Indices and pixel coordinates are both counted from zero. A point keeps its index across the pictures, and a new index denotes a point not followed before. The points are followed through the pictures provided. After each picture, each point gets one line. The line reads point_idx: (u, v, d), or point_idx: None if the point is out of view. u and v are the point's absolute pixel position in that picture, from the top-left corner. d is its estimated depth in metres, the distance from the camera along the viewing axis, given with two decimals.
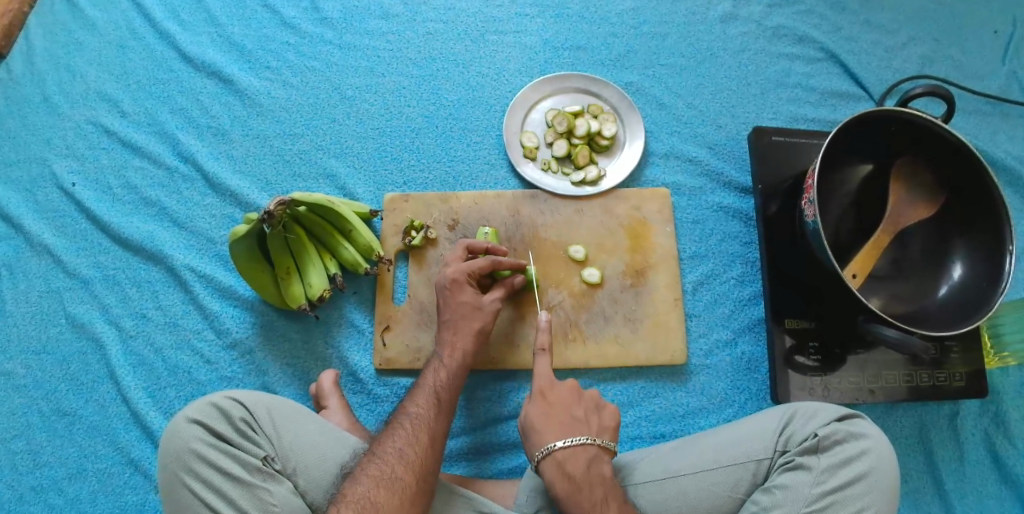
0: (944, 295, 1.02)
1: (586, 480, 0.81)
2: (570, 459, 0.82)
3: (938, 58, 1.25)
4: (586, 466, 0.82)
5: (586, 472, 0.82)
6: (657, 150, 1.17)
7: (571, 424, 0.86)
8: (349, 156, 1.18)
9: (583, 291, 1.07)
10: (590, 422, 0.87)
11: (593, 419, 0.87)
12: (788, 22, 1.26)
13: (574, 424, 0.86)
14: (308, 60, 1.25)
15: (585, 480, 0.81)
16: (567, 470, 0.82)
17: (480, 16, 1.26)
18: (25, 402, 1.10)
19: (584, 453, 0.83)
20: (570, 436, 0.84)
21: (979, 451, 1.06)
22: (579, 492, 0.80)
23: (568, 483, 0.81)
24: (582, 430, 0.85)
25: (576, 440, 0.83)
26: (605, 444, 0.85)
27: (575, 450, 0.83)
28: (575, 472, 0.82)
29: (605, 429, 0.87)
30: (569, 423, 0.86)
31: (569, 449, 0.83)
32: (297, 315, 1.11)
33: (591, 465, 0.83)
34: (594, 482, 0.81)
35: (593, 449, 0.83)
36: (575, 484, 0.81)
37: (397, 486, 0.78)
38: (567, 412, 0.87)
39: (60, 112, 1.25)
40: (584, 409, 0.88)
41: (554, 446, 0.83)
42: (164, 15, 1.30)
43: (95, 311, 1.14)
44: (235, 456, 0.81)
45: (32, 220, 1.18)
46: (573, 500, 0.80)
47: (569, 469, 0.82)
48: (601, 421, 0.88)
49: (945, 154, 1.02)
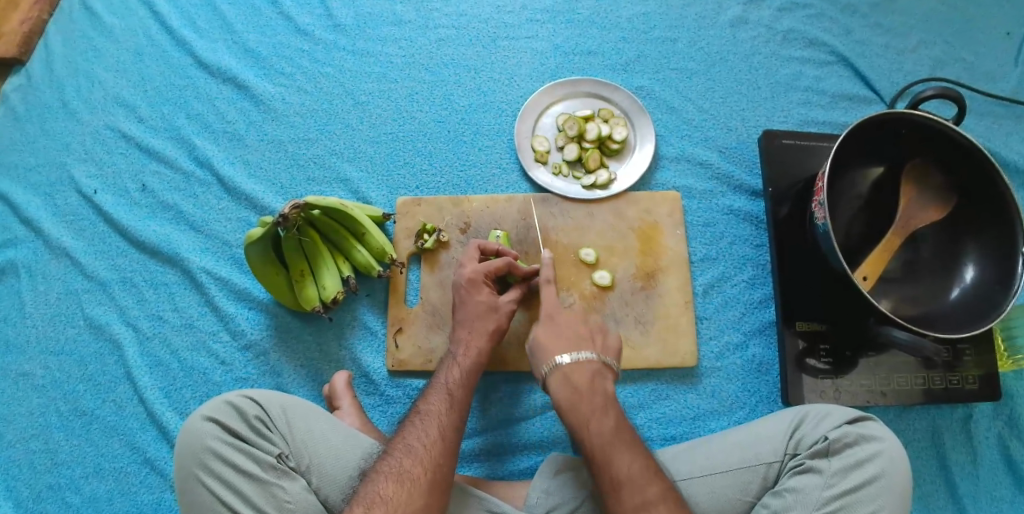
0: (955, 297, 1.02)
1: (590, 391, 0.89)
2: (574, 371, 0.91)
3: (949, 60, 1.25)
4: (589, 376, 0.90)
5: (588, 382, 0.90)
6: (668, 153, 1.18)
7: (577, 340, 0.94)
8: (362, 160, 1.20)
9: (594, 294, 1.07)
10: (596, 342, 0.95)
11: (598, 341, 0.96)
12: (798, 26, 1.26)
13: (580, 340, 0.94)
14: (322, 66, 1.26)
15: (586, 390, 0.89)
16: (571, 380, 0.90)
17: (491, 21, 1.27)
18: (43, 402, 1.12)
19: (589, 366, 0.91)
20: (575, 353, 0.92)
21: (993, 455, 1.06)
22: (579, 397, 0.88)
23: (569, 390, 0.89)
24: (588, 348, 0.94)
25: (580, 356, 0.92)
26: (608, 362, 0.93)
27: (580, 364, 0.91)
28: (580, 382, 0.90)
29: (610, 350, 0.96)
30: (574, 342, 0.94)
31: (575, 363, 0.91)
32: (311, 317, 1.12)
33: (594, 378, 0.90)
34: (596, 391, 0.89)
35: (598, 364, 0.91)
36: (577, 391, 0.89)
37: (407, 480, 0.79)
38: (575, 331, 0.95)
39: (79, 117, 1.28)
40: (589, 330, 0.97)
41: (561, 360, 0.91)
42: (180, 23, 1.32)
43: (112, 313, 1.16)
44: (250, 453, 0.83)
45: (51, 224, 1.21)
46: (575, 405, 0.88)
47: (574, 379, 0.90)
48: (606, 343, 0.96)
49: (955, 154, 1.02)
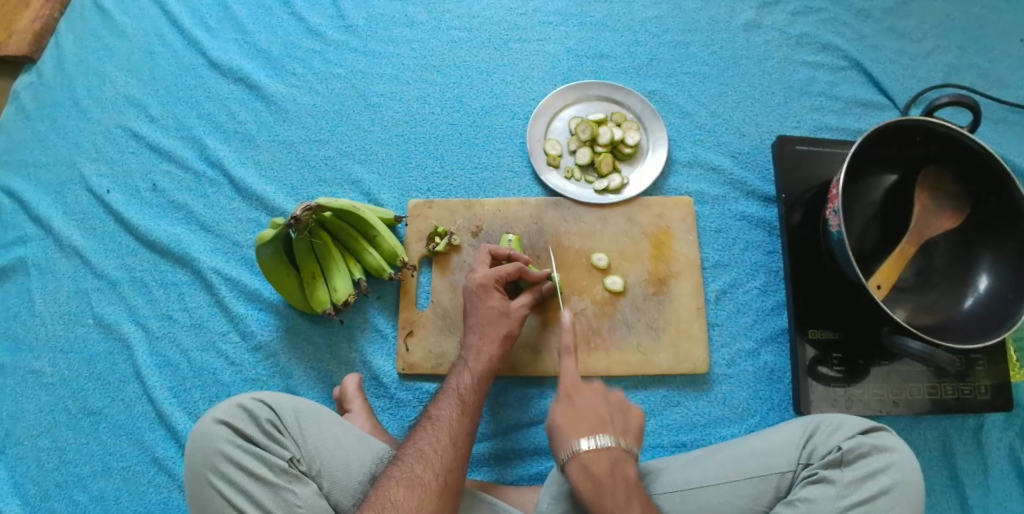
0: (969, 306, 1.01)
1: (611, 481, 0.79)
2: (595, 460, 0.80)
3: (964, 67, 1.24)
4: (609, 466, 0.80)
5: (610, 473, 0.80)
6: (681, 158, 1.17)
7: (578, 343, 0.94)
8: (374, 162, 1.19)
9: (606, 299, 1.07)
10: None
11: None
12: (812, 31, 1.25)
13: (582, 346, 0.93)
14: (333, 67, 1.26)
15: (608, 480, 0.79)
16: (591, 470, 0.80)
17: (504, 23, 1.27)
18: (51, 400, 1.12)
19: (607, 453, 0.81)
20: (571, 353, 0.93)
21: (1004, 465, 1.05)
22: (602, 490, 0.78)
23: (591, 483, 0.79)
24: (588, 352, 0.93)
25: (599, 442, 0.81)
26: (631, 447, 0.82)
27: (599, 451, 0.81)
28: (599, 472, 0.80)
29: (631, 431, 0.85)
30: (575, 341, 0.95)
31: (595, 450, 0.81)
32: (321, 319, 1.12)
33: (616, 465, 0.80)
34: (618, 480, 0.79)
35: (617, 450, 0.81)
36: (598, 483, 0.79)
37: (417, 486, 0.79)
38: (577, 334, 0.95)
39: (90, 116, 1.27)
40: None
41: (580, 447, 0.81)
42: (192, 22, 1.32)
43: (122, 312, 1.15)
44: (262, 457, 0.82)
45: (61, 222, 1.21)
46: (597, 499, 0.78)
47: (592, 467, 0.80)
48: (627, 423, 0.85)
49: (971, 163, 1.02)
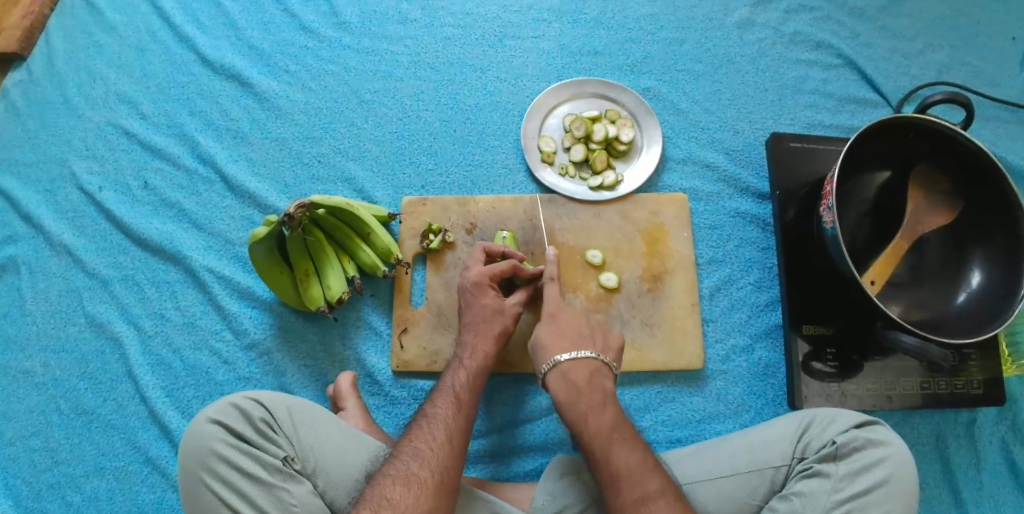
0: (961, 303, 1.02)
1: (589, 388, 0.90)
2: (573, 370, 0.92)
3: (955, 64, 1.25)
4: (587, 375, 0.92)
5: (587, 381, 0.91)
6: (675, 155, 1.17)
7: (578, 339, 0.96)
8: (368, 160, 1.19)
9: (601, 296, 1.07)
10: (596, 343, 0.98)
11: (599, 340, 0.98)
12: (804, 29, 1.26)
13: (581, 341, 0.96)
14: (327, 64, 1.25)
15: (584, 388, 0.90)
16: (570, 378, 0.91)
17: (498, 21, 1.27)
18: (42, 399, 1.11)
19: (586, 365, 0.93)
20: (575, 353, 0.94)
21: (997, 458, 1.06)
22: (579, 395, 0.90)
23: (569, 389, 0.91)
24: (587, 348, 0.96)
25: (579, 355, 0.93)
26: (608, 363, 0.94)
27: (579, 362, 0.93)
28: (579, 381, 0.91)
29: (610, 350, 0.97)
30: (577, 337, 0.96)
31: (574, 361, 0.93)
32: (315, 317, 1.12)
33: (594, 376, 0.92)
34: (594, 389, 0.90)
35: (595, 363, 0.93)
36: (576, 389, 0.90)
37: (413, 483, 0.79)
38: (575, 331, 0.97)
39: (81, 113, 1.26)
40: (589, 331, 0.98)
41: (561, 359, 0.93)
42: (183, 19, 1.31)
43: (114, 311, 1.15)
44: (256, 457, 0.82)
45: (51, 220, 1.20)
46: (574, 403, 0.89)
47: (573, 376, 0.91)
48: (606, 343, 0.98)
49: (963, 161, 1.03)
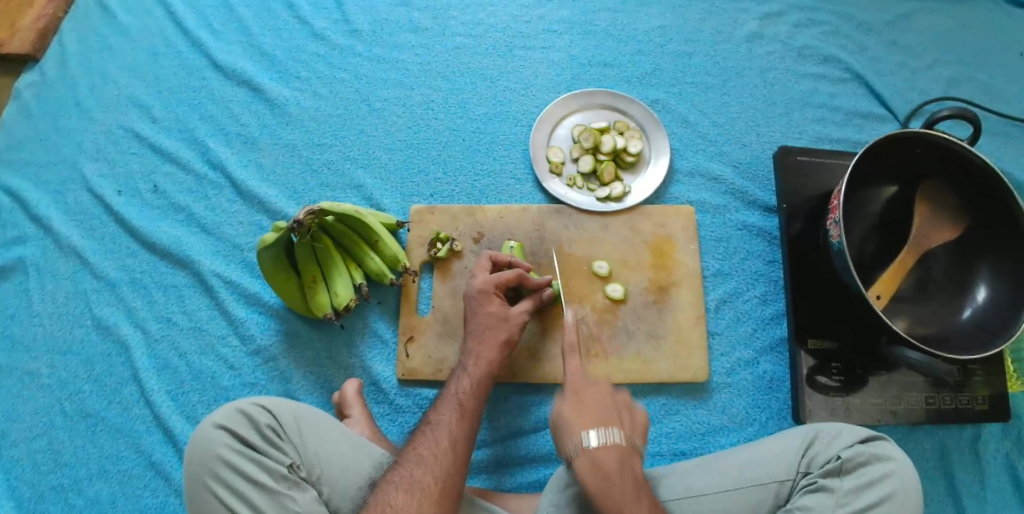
0: (967, 318, 1.02)
1: (620, 478, 0.77)
2: (603, 454, 0.79)
3: (965, 80, 1.25)
4: (618, 460, 0.79)
5: (617, 465, 0.78)
6: (683, 167, 1.18)
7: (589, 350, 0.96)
8: (377, 167, 1.19)
9: (607, 307, 1.07)
10: None
11: None
12: (814, 43, 1.26)
13: None
14: (338, 71, 1.26)
15: (616, 474, 0.78)
16: (601, 464, 0.78)
17: (509, 31, 1.27)
18: (47, 401, 1.11)
19: (615, 446, 0.80)
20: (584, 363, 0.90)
21: (1001, 476, 1.06)
22: (610, 485, 0.77)
23: (598, 476, 0.78)
24: None
25: (609, 435, 0.80)
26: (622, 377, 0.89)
27: (608, 446, 0.79)
28: (609, 467, 0.78)
29: None
30: (587, 350, 0.96)
31: (602, 446, 0.79)
32: (321, 324, 1.12)
33: (605, 387, 0.86)
34: (626, 476, 0.78)
35: (625, 445, 0.79)
36: (607, 477, 0.78)
37: (417, 490, 0.79)
38: None
39: (92, 116, 1.27)
40: None
41: (588, 441, 0.79)
42: (196, 24, 1.32)
43: (121, 314, 1.15)
44: (261, 463, 0.82)
45: (60, 222, 1.20)
46: (604, 493, 0.77)
47: (601, 461, 0.78)
48: (632, 419, 0.84)
49: (969, 176, 1.03)
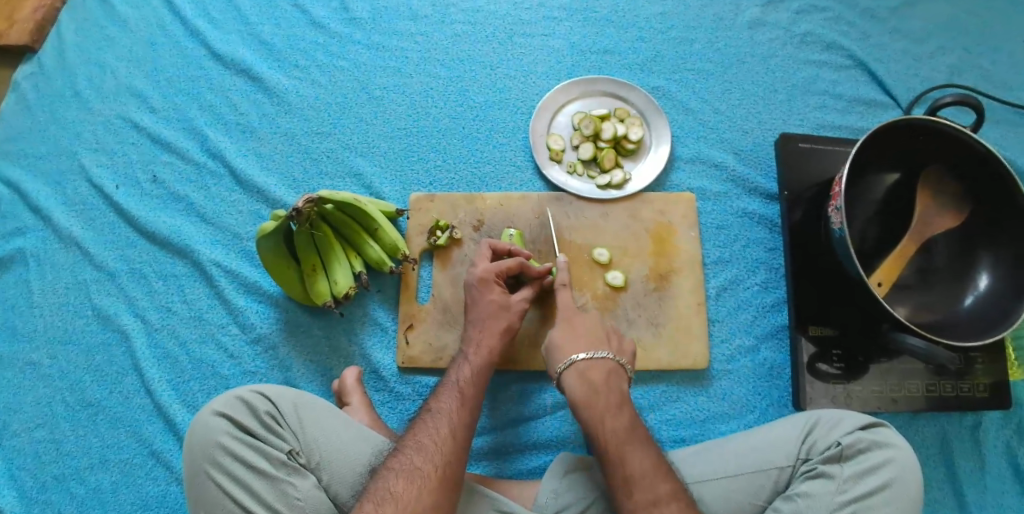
0: (969, 305, 1.02)
1: (605, 389, 0.90)
2: (591, 370, 0.92)
3: (967, 67, 1.24)
4: (605, 375, 0.91)
5: (605, 381, 0.91)
6: (683, 155, 1.17)
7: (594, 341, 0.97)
8: (376, 155, 1.19)
9: (607, 294, 1.07)
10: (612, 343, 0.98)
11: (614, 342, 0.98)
12: (816, 29, 1.25)
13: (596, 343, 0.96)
14: (336, 59, 1.25)
15: (604, 387, 0.90)
16: (589, 378, 0.91)
17: (508, 18, 1.26)
18: (49, 391, 1.11)
19: (603, 365, 0.93)
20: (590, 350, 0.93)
21: (1001, 464, 1.06)
22: (596, 394, 0.89)
23: (586, 388, 0.90)
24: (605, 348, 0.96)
25: (596, 354, 0.93)
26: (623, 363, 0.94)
27: (596, 363, 0.92)
28: (596, 380, 0.90)
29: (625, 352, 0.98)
30: (593, 338, 0.97)
31: (590, 361, 0.92)
32: (321, 312, 1.12)
33: (609, 376, 0.92)
34: (611, 389, 0.90)
35: (612, 363, 0.92)
36: (594, 389, 0.90)
37: (416, 477, 0.79)
38: (589, 333, 0.97)
39: (91, 106, 1.27)
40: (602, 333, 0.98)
41: (576, 358, 0.93)
42: (194, 13, 1.31)
43: (121, 304, 1.15)
44: (260, 450, 0.82)
45: (60, 212, 1.20)
46: (589, 404, 0.89)
47: (589, 376, 0.91)
48: (621, 345, 0.99)
49: (971, 163, 1.02)
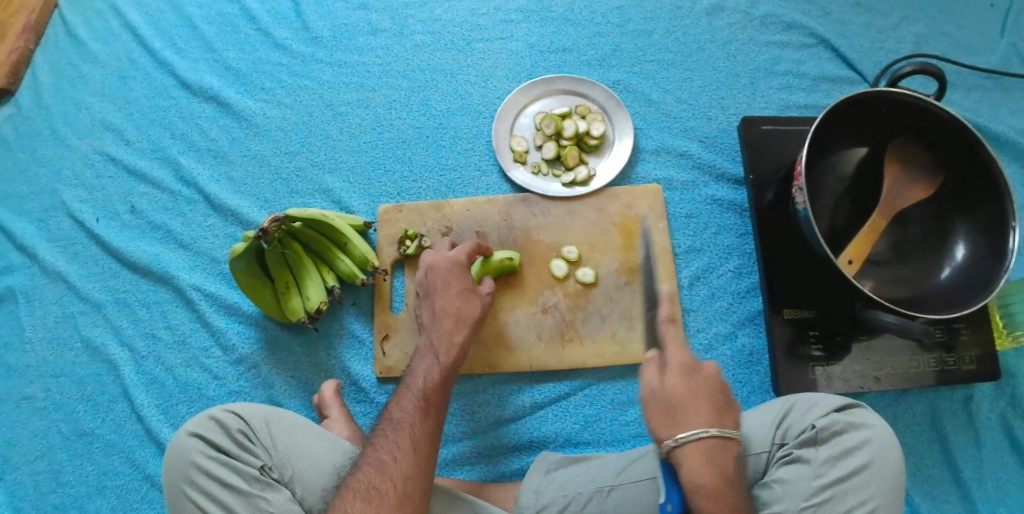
0: (947, 276, 1.00)
1: None
2: (719, 450, 0.76)
3: (933, 35, 1.22)
4: (734, 461, 0.77)
5: (733, 467, 0.76)
6: (648, 146, 1.17)
7: (716, 414, 0.79)
8: (344, 171, 1.20)
9: (578, 291, 1.07)
10: (732, 415, 0.81)
11: (733, 411, 0.81)
12: (775, 11, 1.24)
13: (721, 412, 0.79)
14: (301, 79, 1.27)
15: (733, 477, 0.75)
16: (718, 463, 0.75)
17: (466, 24, 1.27)
18: (44, 424, 1.14)
19: (732, 446, 0.77)
20: (720, 428, 0.77)
21: (997, 435, 1.04)
22: (728, 486, 0.74)
23: (718, 476, 0.74)
24: (728, 421, 0.79)
25: (727, 432, 0.77)
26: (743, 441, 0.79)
27: None
28: (726, 467, 0.75)
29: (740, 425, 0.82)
30: (716, 411, 0.79)
31: (720, 438, 0.76)
32: (299, 329, 1.13)
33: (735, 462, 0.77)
34: (738, 479, 0.76)
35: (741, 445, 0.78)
36: (725, 478, 0.74)
37: (374, 498, 0.77)
38: (713, 401, 0.80)
39: (69, 143, 1.29)
40: (723, 400, 0.81)
41: (706, 433, 0.76)
42: (161, 45, 1.33)
43: (108, 334, 1.17)
44: (232, 467, 0.83)
45: (45, 249, 1.22)
46: (722, 494, 0.73)
47: (720, 460, 0.75)
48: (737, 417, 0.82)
49: (939, 131, 1.00)
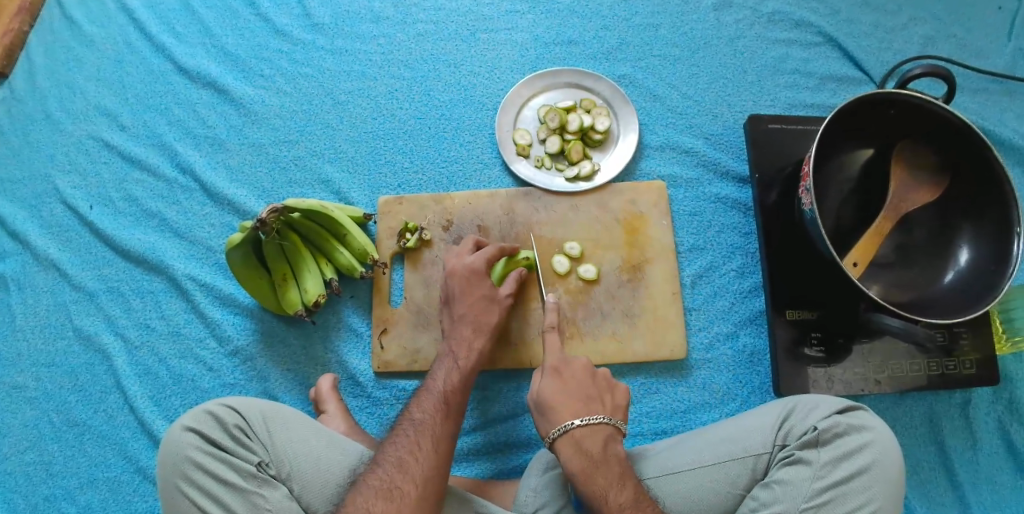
0: (950, 281, 0.99)
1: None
2: (587, 437, 0.84)
3: (941, 36, 1.21)
4: (602, 445, 0.84)
5: (601, 450, 0.83)
6: (652, 142, 1.16)
7: (587, 397, 0.89)
8: (344, 161, 1.18)
9: (580, 288, 1.06)
10: (606, 403, 0.90)
11: (607, 399, 0.90)
12: (783, 8, 1.23)
13: (588, 402, 0.88)
14: (301, 67, 1.25)
15: (603, 457, 0.83)
16: (584, 448, 0.83)
17: (470, 14, 1.25)
18: (35, 414, 1.12)
19: (600, 432, 0.85)
20: (586, 416, 0.86)
21: (994, 440, 1.04)
22: (596, 467, 0.81)
23: (585, 459, 0.82)
24: (597, 409, 0.88)
25: (591, 419, 0.85)
26: (619, 426, 0.87)
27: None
28: (592, 450, 0.83)
29: (619, 410, 0.90)
30: (583, 398, 0.88)
31: (587, 427, 0.85)
32: (295, 322, 1.12)
33: (607, 446, 0.84)
34: (609, 458, 0.83)
35: (611, 429, 0.85)
36: (592, 460, 0.82)
37: (394, 496, 0.76)
38: (583, 390, 0.89)
39: (63, 128, 1.26)
40: (596, 388, 0.90)
41: (572, 425, 0.85)
42: (159, 29, 1.30)
43: (100, 323, 1.15)
44: (230, 463, 0.82)
45: (37, 236, 1.20)
46: (593, 474, 0.81)
47: (586, 445, 0.83)
48: (614, 402, 0.91)
49: (945, 134, 0.98)
